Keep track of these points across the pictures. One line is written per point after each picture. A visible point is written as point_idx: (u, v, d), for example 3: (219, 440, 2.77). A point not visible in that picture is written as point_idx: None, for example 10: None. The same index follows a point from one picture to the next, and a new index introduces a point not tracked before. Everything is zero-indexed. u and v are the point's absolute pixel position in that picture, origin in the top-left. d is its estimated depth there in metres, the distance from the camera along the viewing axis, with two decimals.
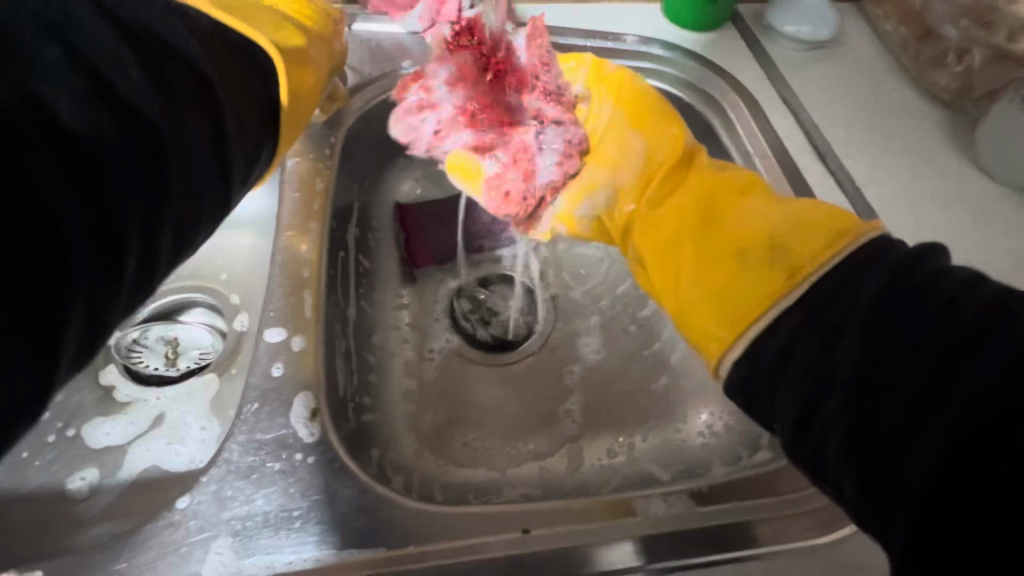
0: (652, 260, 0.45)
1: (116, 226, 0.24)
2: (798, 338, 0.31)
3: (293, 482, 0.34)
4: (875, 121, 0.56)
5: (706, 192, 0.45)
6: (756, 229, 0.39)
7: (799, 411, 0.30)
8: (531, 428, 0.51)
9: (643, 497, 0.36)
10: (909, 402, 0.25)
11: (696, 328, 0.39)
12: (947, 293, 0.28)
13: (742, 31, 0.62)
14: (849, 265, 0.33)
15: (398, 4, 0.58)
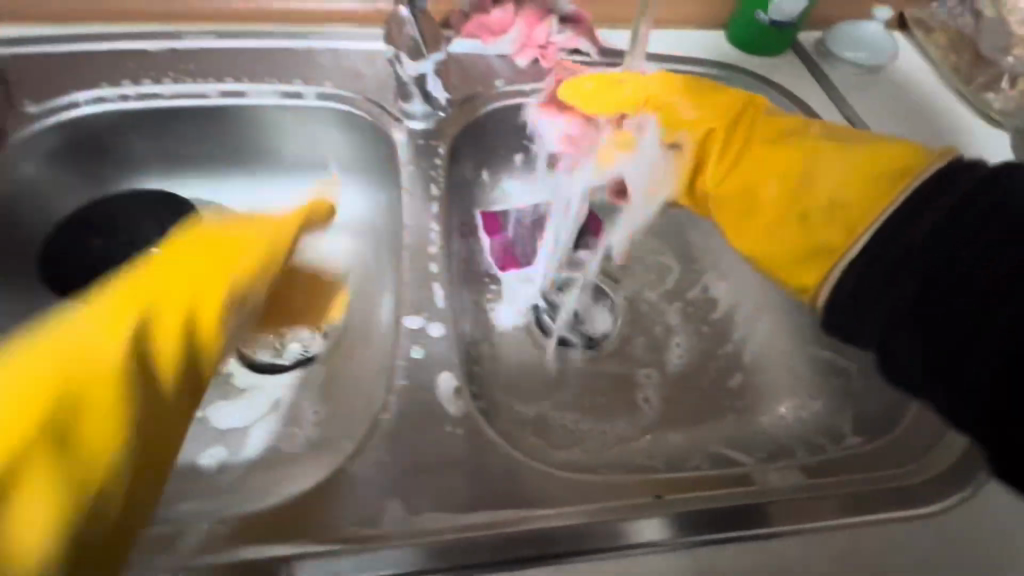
0: (732, 223, 0.49)
1: None
2: (873, 275, 0.37)
3: (446, 450, 0.38)
4: (935, 137, 0.61)
5: (769, 152, 0.48)
6: (823, 188, 0.43)
7: (883, 334, 0.36)
8: (621, 418, 0.55)
9: (758, 470, 0.40)
10: (972, 330, 0.33)
11: (790, 271, 0.44)
12: (996, 231, 0.33)
13: (804, 56, 0.67)
14: (915, 198, 0.38)
15: (492, 30, 0.62)
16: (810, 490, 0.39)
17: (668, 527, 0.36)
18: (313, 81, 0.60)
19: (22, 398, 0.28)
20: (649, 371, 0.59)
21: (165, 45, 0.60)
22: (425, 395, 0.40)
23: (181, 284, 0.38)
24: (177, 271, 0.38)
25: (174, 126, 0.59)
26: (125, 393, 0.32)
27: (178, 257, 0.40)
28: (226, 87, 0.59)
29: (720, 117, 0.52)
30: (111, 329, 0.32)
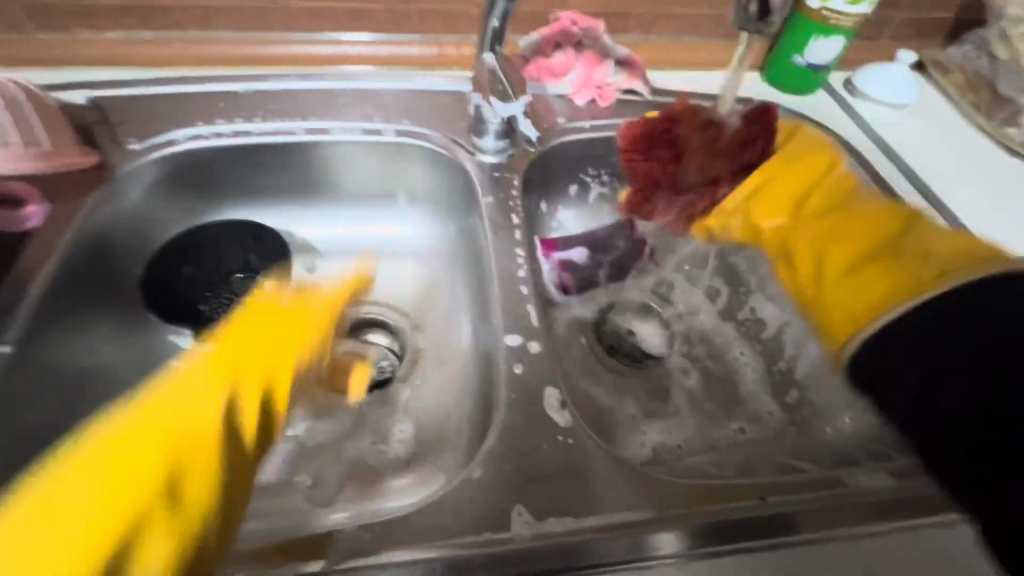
0: (799, 266, 0.47)
1: None
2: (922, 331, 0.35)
3: (561, 458, 0.40)
4: (964, 167, 0.66)
5: (862, 217, 0.46)
6: (904, 248, 0.42)
7: (915, 385, 0.35)
8: (690, 432, 0.58)
9: (853, 473, 0.42)
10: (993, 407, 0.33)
11: (833, 315, 0.41)
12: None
13: (835, 94, 0.73)
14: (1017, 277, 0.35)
15: (554, 71, 0.67)
16: (901, 491, 0.41)
17: (774, 527, 0.38)
18: (391, 119, 0.64)
19: (159, 440, 0.29)
20: (711, 386, 0.62)
21: (254, 86, 0.64)
22: (534, 407, 0.42)
23: (249, 350, 0.38)
24: (256, 334, 0.40)
25: (262, 160, 0.63)
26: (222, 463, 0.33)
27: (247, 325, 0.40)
28: (311, 124, 0.63)
29: (816, 175, 0.52)
30: (220, 380, 0.34)
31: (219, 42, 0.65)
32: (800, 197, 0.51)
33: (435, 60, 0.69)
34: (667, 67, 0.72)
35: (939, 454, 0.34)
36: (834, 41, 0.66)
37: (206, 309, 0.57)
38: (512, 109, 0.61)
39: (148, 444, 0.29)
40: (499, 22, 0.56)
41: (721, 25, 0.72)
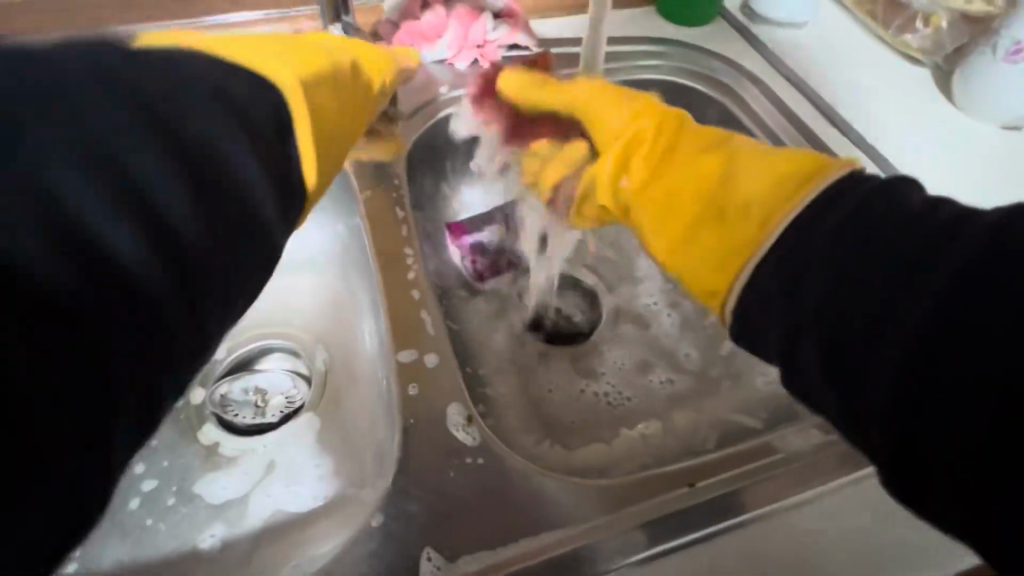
0: (652, 224, 0.43)
1: (98, 384, 0.23)
2: (776, 277, 0.32)
3: (471, 483, 0.36)
4: (866, 83, 0.63)
5: (694, 154, 0.43)
6: (738, 185, 0.38)
7: (783, 356, 0.32)
8: (621, 407, 0.55)
9: (779, 436, 0.41)
10: (863, 342, 0.28)
11: (695, 282, 0.39)
12: (892, 231, 0.29)
13: (732, 22, 0.68)
14: (823, 202, 0.33)
15: (426, 36, 0.60)
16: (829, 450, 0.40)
17: (710, 515, 0.36)
18: None
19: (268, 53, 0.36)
20: (640, 353, 0.59)
21: None
22: (431, 429, 0.38)
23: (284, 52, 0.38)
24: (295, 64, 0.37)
25: None
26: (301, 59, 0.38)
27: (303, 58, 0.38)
28: None
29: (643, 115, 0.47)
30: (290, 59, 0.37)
31: None
32: (632, 147, 0.46)
33: None
34: (551, 14, 0.65)
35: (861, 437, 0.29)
36: None
37: None
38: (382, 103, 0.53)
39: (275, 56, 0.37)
40: None
41: None
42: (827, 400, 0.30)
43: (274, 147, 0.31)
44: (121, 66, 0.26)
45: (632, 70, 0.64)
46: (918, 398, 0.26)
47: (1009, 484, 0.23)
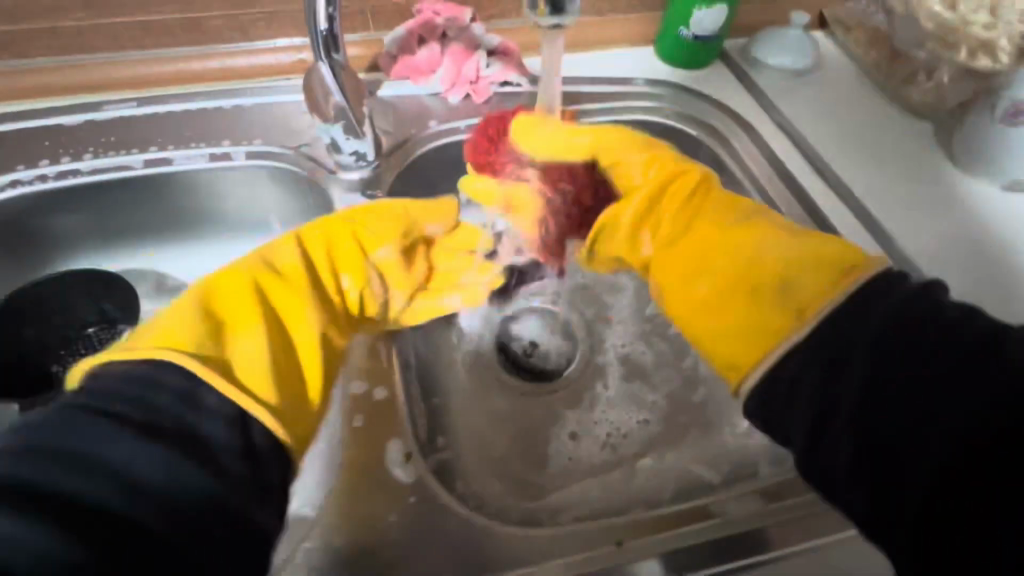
0: (676, 292, 0.49)
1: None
2: (804, 368, 0.37)
3: (402, 522, 0.38)
4: (862, 137, 0.62)
5: (724, 232, 0.49)
6: (769, 269, 0.44)
7: (814, 419, 0.36)
8: (583, 450, 0.54)
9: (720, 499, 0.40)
10: (904, 424, 0.33)
11: (720, 356, 0.44)
12: (935, 325, 0.35)
13: (731, 64, 0.68)
14: (854, 300, 0.39)
15: (422, 70, 0.62)
16: (773, 519, 0.39)
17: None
18: (242, 141, 0.58)
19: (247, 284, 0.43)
20: (609, 395, 0.58)
21: (85, 117, 0.57)
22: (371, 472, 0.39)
23: (246, 283, 0.43)
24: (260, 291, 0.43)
25: (102, 200, 0.57)
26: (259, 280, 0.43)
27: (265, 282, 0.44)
28: (149, 156, 0.56)
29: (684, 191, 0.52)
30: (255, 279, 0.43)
31: (35, 70, 0.57)
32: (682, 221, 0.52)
33: (292, 69, 0.62)
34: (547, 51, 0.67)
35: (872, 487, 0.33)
36: (717, 10, 0.62)
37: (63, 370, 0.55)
38: (357, 146, 0.55)
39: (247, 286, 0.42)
40: (328, 26, 0.48)
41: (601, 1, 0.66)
42: (842, 455, 0.34)
43: (221, 415, 0.33)
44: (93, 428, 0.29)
45: (626, 109, 0.64)
46: (949, 475, 0.31)
47: (1014, 510, 0.29)
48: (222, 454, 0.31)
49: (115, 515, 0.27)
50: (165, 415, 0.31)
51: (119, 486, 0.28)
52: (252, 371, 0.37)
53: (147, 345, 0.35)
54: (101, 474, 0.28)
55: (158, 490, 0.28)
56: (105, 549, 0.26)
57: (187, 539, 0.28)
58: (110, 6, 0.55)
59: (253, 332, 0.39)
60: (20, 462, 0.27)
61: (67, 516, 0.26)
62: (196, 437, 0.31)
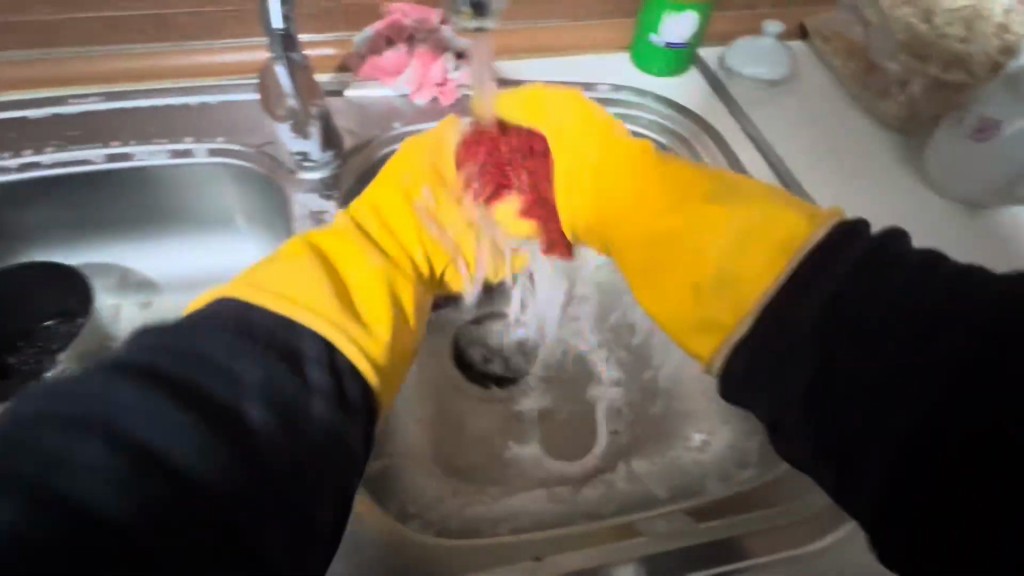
0: (641, 276, 0.48)
1: (287, 497, 0.32)
2: (754, 360, 0.38)
3: None
4: (834, 150, 0.61)
5: (679, 205, 0.47)
6: (721, 241, 0.43)
7: (802, 412, 0.36)
8: (533, 459, 0.54)
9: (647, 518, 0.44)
10: (878, 414, 0.34)
11: (681, 337, 0.44)
12: (916, 301, 0.34)
13: (705, 71, 0.67)
14: (806, 273, 0.38)
15: (388, 70, 0.61)
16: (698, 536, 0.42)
17: None
18: (204, 138, 0.58)
19: (313, 240, 0.46)
20: (564, 405, 0.57)
21: (50, 111, 0.58)
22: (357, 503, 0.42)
23: (320, 237, 0.47)
24: (330, 243, 0.46)
25: (63, 193, 0.57)
26: (326, 235, 0.47)
27: (331, 236, 0.47)
28: (111, 150, 0.56)
29: (646, 166, 0.51)
30: (326, 236, 0.47)
31: (4, 62, 0.57)
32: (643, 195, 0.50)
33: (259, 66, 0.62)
34: (518, 55, 0.66)
35: (864, 481, 0.34)
36: (687, 17, 0.61)
37: (16, 362, 0.56)
38: (303, 146, 0.54)
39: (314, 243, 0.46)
40: (284, 26, 0.47)
41: (575, 6, 0.65)
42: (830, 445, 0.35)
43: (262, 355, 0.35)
44: (210, 348, 0.34)
45: None
46: (937, 465, 0.32)
47: (1014, 510, 0.30)
48: (312, 367, 0.36)
49: (226, 405, 0.32)
50: (261, 334, 0.36)
51: (227, 382, 0.33)
52: (314, 298, 0.40)
53: (236, 285, 0.40)
54: (217, 372, 0.33)
55: (269, 412, 0.33)
56: (221, 433, 0.31)
57: (288, 438, 0.33)
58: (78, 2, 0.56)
59: (307, 266, 0.42)
60: (143, 369, 0.32)
61: (195, 415, 0.31)
62: (289, 350, 0.36)
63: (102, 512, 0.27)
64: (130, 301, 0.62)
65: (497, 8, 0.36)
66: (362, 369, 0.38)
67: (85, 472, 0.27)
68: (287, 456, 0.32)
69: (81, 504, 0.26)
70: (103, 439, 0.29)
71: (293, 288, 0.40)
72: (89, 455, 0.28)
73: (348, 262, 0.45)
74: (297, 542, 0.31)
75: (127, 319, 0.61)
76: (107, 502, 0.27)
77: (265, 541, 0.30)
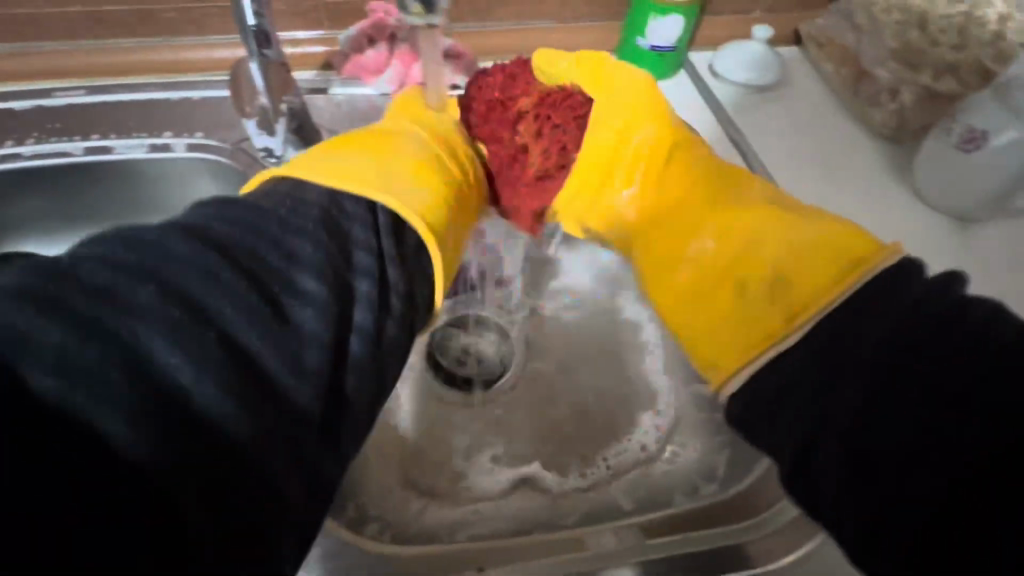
0: (658, 269, 0.47)
1: (332, 388, 0.31)
2: (791, 384, 0.35)
3: None
4: (821, 157, 0.60)
5: (711, 210, 0.46)
6: (768, 257, 0.41)
7: (801, 441, 0.33)
8: (500, 466, 0.52)
9: (595, 534, 0.46)
10: (882, 432, 0.30)
11: (706, 354, 0.42)
12: (925, 310, 0.32)
13: (694, 75, 0.65)
14: (854, 304, 0.36)
15: (370, 69, 0.61)
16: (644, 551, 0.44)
17: None
18: (184, 133, 0.58)
19: (356, 139, 0.47)
20: (536, 413, 0.55)
21: (34, 103, 0.58)
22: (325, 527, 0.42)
23: (366, 138, 0.47)
24: (376, 143, 0.46)
25: (43, 184, 0.57)
26: (375, 137, 0.47)
27: (377, 139, 0.47)
28: (91, 143, 0.57)
29: (686, 165, 0.50)
30: (372, 138, 0.47)
31: None
32: (683, 192, 0.49)
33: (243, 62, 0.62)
34: (505, 56, 0.65)
35: (866, 498, 0.30)
36: (673, 21, 0.60)
37: None
38: (267, 143, 0.55)
39: (361, 142, 0.46)
40: (258, 22, 0.46)
41: (562, 7, 0.64)
42: (833, 478, 0.32)
43: (310, 236, 0.34)
44: (263, 227, 0.33)
45: None
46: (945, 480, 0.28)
47: (1014, 509, 0.26)
48: (358, 249, 0.36)
49: (280, 274, 0.31)
50: (316, 206, 0.37)
51: (282, 256, 0.32)
52: (362, 179, 0.41)
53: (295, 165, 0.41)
54: (274, 246, 0.32)
55: (321, 299, 0.31)
56: (274, 313, 0.29)
57: (334, 320, 0.32)
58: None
59: (361, 158, 0.43)
60: (194, 236, 0.30)
61: (252, 285, 0.30)
62: (339, 230, 0.36)
63: (153, 357, 0.25)
64: None
65: (444, 6, 0.36)
66: (423, 235, 0.40)
67: (140, 313, 0.26)
68: (336, 347, 0.31)
69: (130, 338, 0.25)
70: (159, 285, 0.27)
71: (345, 170, 0.41)
72: (143, 296, 0.26)
73: (396, 159, 0.45)
74: (327, 436, 0.30)
75: None
76: (159, 347, 0.25)
77: (300, 441, 0.28)
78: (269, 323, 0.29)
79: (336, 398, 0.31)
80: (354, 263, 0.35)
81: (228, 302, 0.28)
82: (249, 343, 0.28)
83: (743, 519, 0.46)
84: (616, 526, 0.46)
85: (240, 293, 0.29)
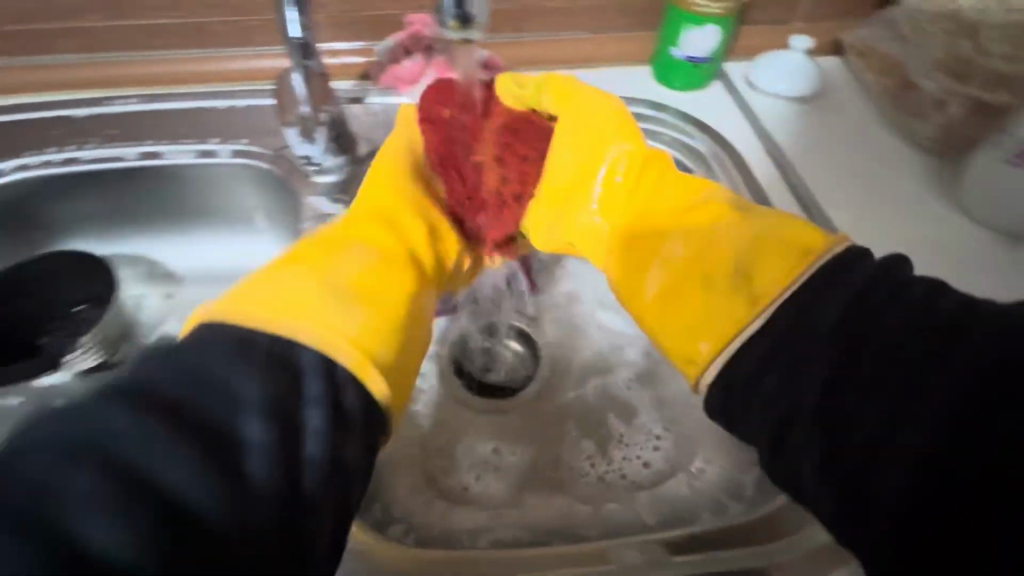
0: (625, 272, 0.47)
1: (295, 519, 0.28)
2: (764, 371, 0.35)
3: None
4: (861, 170, 0.58)
5: (682, 210, 0.46)
6: (729, 247, 0.42)
7: (778, 432, 0.34)
8: (525, 472, 0.52)
9: (619, 547, 0.44)
10: (871, 432, 0.31)
11: (676, 345, 0.41)
12: (915, 314, 0.33)
13: (728, 85, 0.65)
14: (807, 290, 0.36)
15: (406, 80, 0.63)
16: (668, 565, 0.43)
17: None
18: (229, 139, 0.61)
19: (299, 252, 0.42)
20: (561, 422, 0.55)
21: (92, 110, 0.62)
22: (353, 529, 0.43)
23: (312, 246, 0.43)
24: (320, 251, 0.42)
25: (99, 187, 0.61)
26: (321, 242, 0.43)
27: (325, 243, 0.43)
28: (145, 149, 0.60)
29: (655, 172, 0.49)
30: (315, 245, 0.43)
31: (59, 65, 0.62)
32: (650, 199, 0.49)
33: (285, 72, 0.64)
34: (538, 66, 0.66)
35: (854, 493, 0.32)
36: (708, 31, 0.59)
37: (47, 343, 0.60)
38: (308, 150, 0.57)
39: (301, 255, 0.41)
40: (303, 35, 0.48)
41: (596, 18, 0.65)
42: (815, 472, 0.33)
43: (243, 369, 0.31)
44: (193, 367, 0.31)
45: None
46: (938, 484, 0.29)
47: (1013, 513, 0.28)
48: (308, 374, 0.32)
49: (220, 419, 0.29)
50: (256, 341, 0.33)
51: (220, 396, 0.30)
52: (299, 303, 0.36)
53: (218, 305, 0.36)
54: (206, 386, 0.30)
55: (266, 430, 0.29)
56: (215, 460, 0.28)
57: (282, 454, 0.29)
58: (127, 11, 0.60)
59: (299, 272, 0.38)
60: (129, 392, 0.29)
61: (189, 434, 0.28)
62: (282, 355, 0.33)
63: (89, 547, 0.24)
64: (153, 292, 0.65)
65: (482, 21, 0.37)
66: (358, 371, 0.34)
67: (71, 503, 0.25)
68: (289, 477, 0.29)
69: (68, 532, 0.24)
70: (92, 459, 0.26)
71: (277, 296, 0.36)
72: (74, 486, 0.25)
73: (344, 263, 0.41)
74: (295, 559, 0.28)
75: (150, 309, 0.64)
76: (94, 533, 0.24)
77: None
78: (212, 471, 0.27)
79: (303, 523, 0.29)
80: (302, 394, 0.32)
81: (163, 464, 0.27)
82: (190, 504, 0.26)
83: (776, 539, 0.44)
84: (641, 540, 0.45)
85: (178, 446, 0.27)
